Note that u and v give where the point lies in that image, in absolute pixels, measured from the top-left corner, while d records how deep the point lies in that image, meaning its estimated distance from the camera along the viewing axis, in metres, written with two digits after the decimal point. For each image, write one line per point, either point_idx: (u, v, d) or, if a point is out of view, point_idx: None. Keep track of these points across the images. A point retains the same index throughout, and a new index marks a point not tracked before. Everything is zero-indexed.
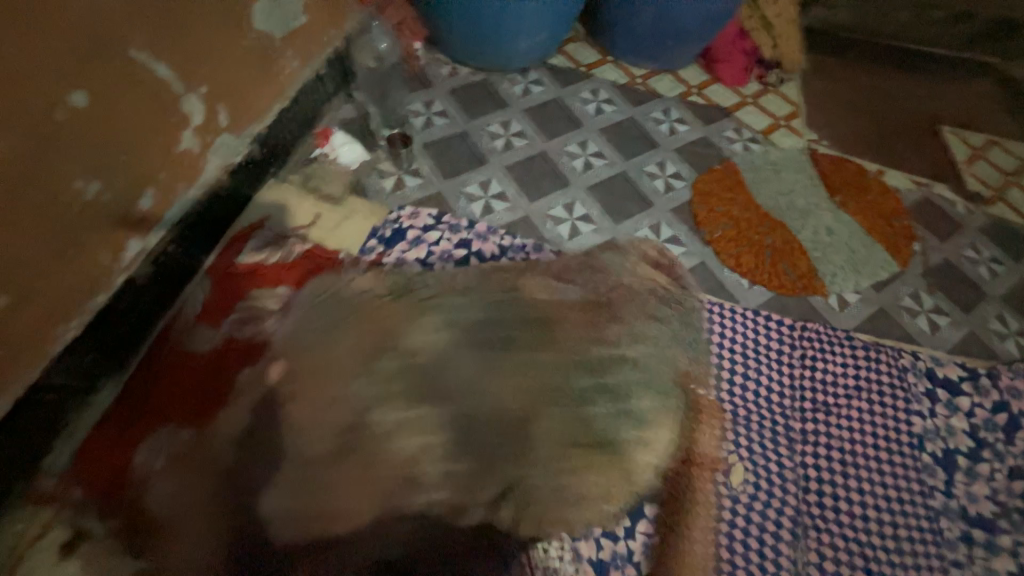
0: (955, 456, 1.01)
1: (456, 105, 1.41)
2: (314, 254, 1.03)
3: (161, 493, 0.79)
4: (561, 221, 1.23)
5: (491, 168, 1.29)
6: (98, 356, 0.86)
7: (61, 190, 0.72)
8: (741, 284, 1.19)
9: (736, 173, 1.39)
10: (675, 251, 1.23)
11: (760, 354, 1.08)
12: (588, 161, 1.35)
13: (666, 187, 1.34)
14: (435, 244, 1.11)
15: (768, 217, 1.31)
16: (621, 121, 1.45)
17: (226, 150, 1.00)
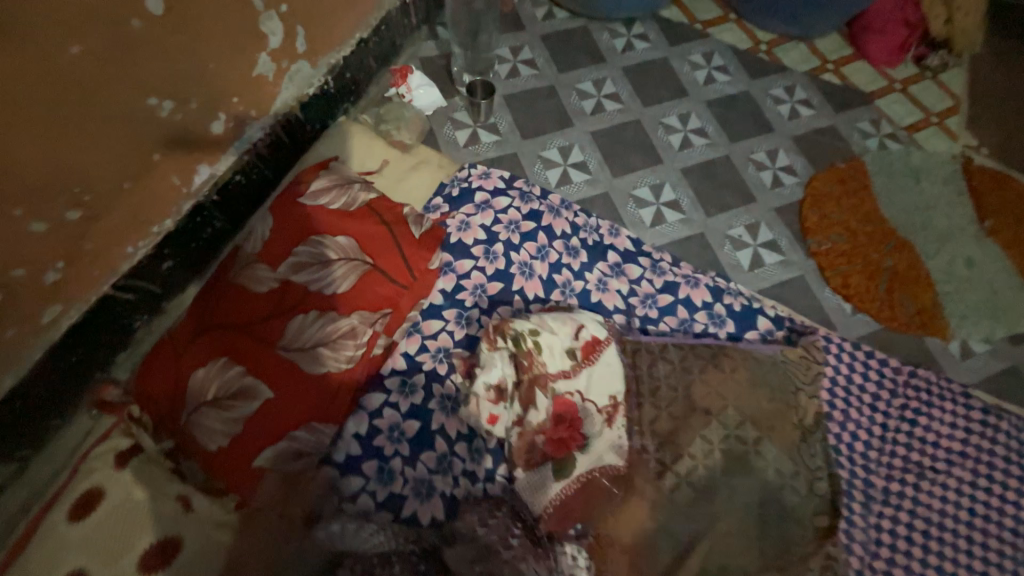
0: None
1: (548, 54, 1.25)
2: (379, 205, 0.93)
3: (202, 437, 0.74)
4: (645, 204, 1.09)
5: (575, 132, 1.16)
6: (164, 278, 0.87)
7: (137, 107, 0.68)
8: (843, 309, 1.03)
9: (863, 176, 1.17)
10: (771, 258, 1.07)
11: (857, 394, 0.92)
12: (686, 138, 1.18)
13: (774, 182, 1.15)
14: (503, 211, 1.02)
15: (894, 234, 1.10)
16: (734, 95, 1.24)
17: (300, 79, 0.94)
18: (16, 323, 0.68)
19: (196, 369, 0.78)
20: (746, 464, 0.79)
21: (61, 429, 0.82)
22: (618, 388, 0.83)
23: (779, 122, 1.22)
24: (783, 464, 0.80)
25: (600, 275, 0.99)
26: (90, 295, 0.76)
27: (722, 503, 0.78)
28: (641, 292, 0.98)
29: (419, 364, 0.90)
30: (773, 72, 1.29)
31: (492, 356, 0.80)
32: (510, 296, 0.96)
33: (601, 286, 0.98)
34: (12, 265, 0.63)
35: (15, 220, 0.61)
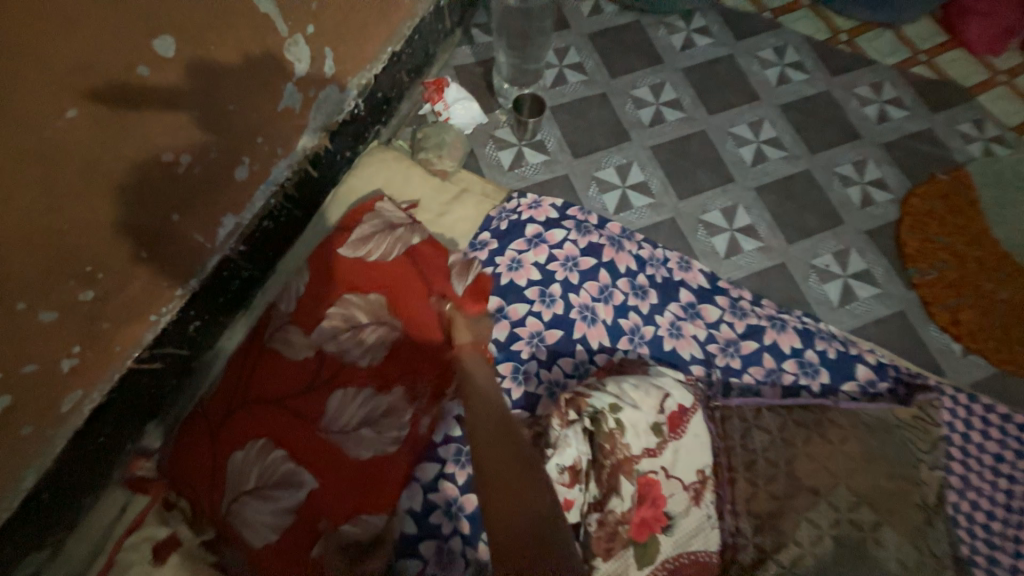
0: None
1: (598, 56, 1.10)
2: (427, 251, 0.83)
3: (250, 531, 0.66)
4: (717, 231, 0.96)
5: (633, 148, 1.02)
6: (191, 339, 0.78)
7: (148, 164, 0.58)
8: (951, 351, 0.89)
9: (968, 189, 1.01)
10: (865, 291, 0.93)
11: (976, 457, 0.80)
12: (760, 151, 1.03)
13: (864, 199, 1.00)
14: (558, 246, 0.91)
15: (1008, 259, 0.95)
16: (812, 96, 1.09)
17: (329, 105, 0.82)
18: (31, 420, 0.60)
19: (233, 451, 0.69)
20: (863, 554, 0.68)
21: (93, 506, 0.75)
22: (705, 461, 0.74)
23: (867, 127, 1.06)
24: (904, 552, 0.69)
25: (673, 318, 0.87)
26: (111, 374, 0.67)
27: None
28: (720, 338, 0.86)
29: None
30: (856, 66, 1.12)
31: (564, 434, 0.69)
32: (571, 347, 0.85)
33: (674, 331, 0.86)
34: (20, 362, 0.55)
35: (20, 313, 0.52)
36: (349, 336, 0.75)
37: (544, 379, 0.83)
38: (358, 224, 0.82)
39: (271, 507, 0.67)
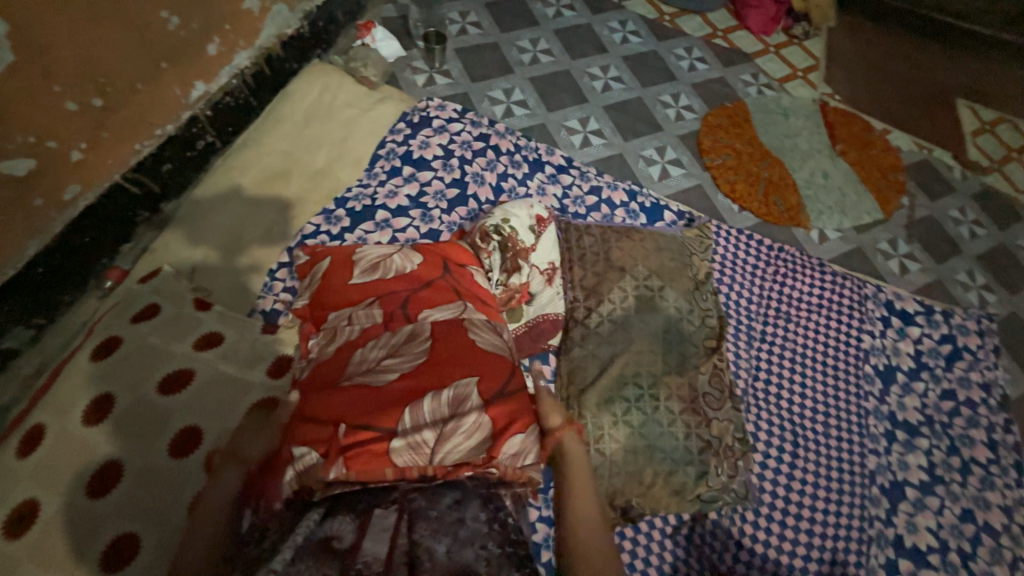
0: (896, 372, 1.14)
1: (491, 18, 1.49)
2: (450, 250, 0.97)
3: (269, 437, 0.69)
4: (575, 132, 1.33)
5: (516, 78, 1.39)
6: (162, 181, 1.00)
7: (150, 17, 0.84)
8: (731, 209, 1.30)
9: (745, 113, 1.47)
10: (676, 172, 1.33)
11: (739, 266, 1.17)
12: (607, 84, 1.44)
13: (677, 117, 1.42)
14: (456, 134, 1.23)
15: (769, 154, 1.40)
16: (644, 53, 1.53)
17: (280, 20, 1.12)
18: (44, 192, 0.80)
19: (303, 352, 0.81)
20: (653, 305, 1.01)
21: (76, 303, 0.93)
22: (555, 257, 1.06)
23: (680, 74, 1.51)
24: (680, 303, 1.03)
25: (539, 183, 1.21)
26: (103, 181, 0.89)
27: (642, 331, 0.98)
28: (573, 195, 1.21)
29: None
30: (674, 36, 1.59)
31: (488, 260, 0.99)
32: (466, 199, 1.16)
33: (540, 191, 1.20)
34: (47, 136, 0.77)
35: (53, 94, 0.75)
36: (380, 270, 0.89)
37: (444, 219, 1.13)
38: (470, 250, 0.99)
39: (357, 266, 0.90)
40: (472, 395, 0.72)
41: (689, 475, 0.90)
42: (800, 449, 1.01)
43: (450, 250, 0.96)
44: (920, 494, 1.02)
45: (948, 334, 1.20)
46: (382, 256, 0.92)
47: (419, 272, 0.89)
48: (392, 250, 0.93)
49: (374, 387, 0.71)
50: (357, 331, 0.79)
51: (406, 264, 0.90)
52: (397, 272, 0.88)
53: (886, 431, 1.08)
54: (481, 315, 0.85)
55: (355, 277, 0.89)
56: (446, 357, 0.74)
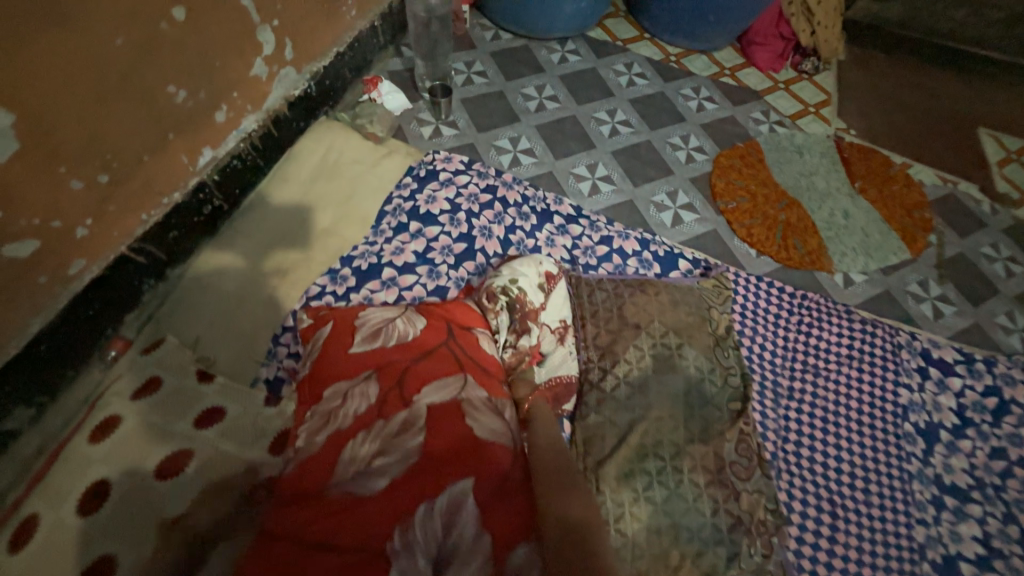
0: (938, 430, 1.06)
1: (497, 67, 1.50)
2: (452, 311, 0.93)
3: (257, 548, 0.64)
4: (583, 179, 1.31)
5: (522, 126, 1.39)
6: (170, 248, 1.00)
7: (158, 93, 0.85)
8: (748, 254, 1.25)
9: (758, 152, 1.44)
10: (689, 217, 1.29)
11: (761, 317, 1.12)
12: (614, 128, 1.42)
13: (688, 159, 1.40)
14: (463, 186, 1.22)
15: (785, 195, 1.36)
16: (651, 95, 1.52)
17: (288, 83, 1.13)
18: (49, 270, 0.80)
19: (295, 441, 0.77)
20: (672, 364, 0.96)
21: (78, 376, 0.91)
22: (566, 315, 1.03)
23: (689, 114, 1.49)
24: (701, 362, 0.97)
25: (548, 234, 1.18)
26: (109, 253, 0.89)
27: (662, 394, 0.93)
28: (583, 245, 1.17)
29: None
30: (681, 77, 1.58)
31: (496, 322, 0.94)
32: (473, 254, 1.13)
33: (549, 243, 1.17)
34: (52, 216, 0.77)
35: (59, 175, 0.75)
36: (380, 338, 0.85)
37: (451, 275, 1.10)
38: (474, 311, 0.94)
39: (358, 333, 0.86)
40: (467, 502, 0.66)
41: (720, 557, 0.82)
42: (839, 520, 0.93)
43: (455, 311, 0.93)
44: (977, 570, 0.93)
45: (993, 385, 1.12)
46: (384, 321, 0.88)
47: (420, 341, 0.85)
48: (394, 315, 0.90)
49: (363, 498, 0.65)
50: (349, 416, 0.75)
51: (407, 331, 0.86)
52: (398, 340, 0.85)
53: (933, 497, 0.99)
54: (482, 391, 0.79)
55: (354, 346, 0.85)
56: (443, 447, 0.70)
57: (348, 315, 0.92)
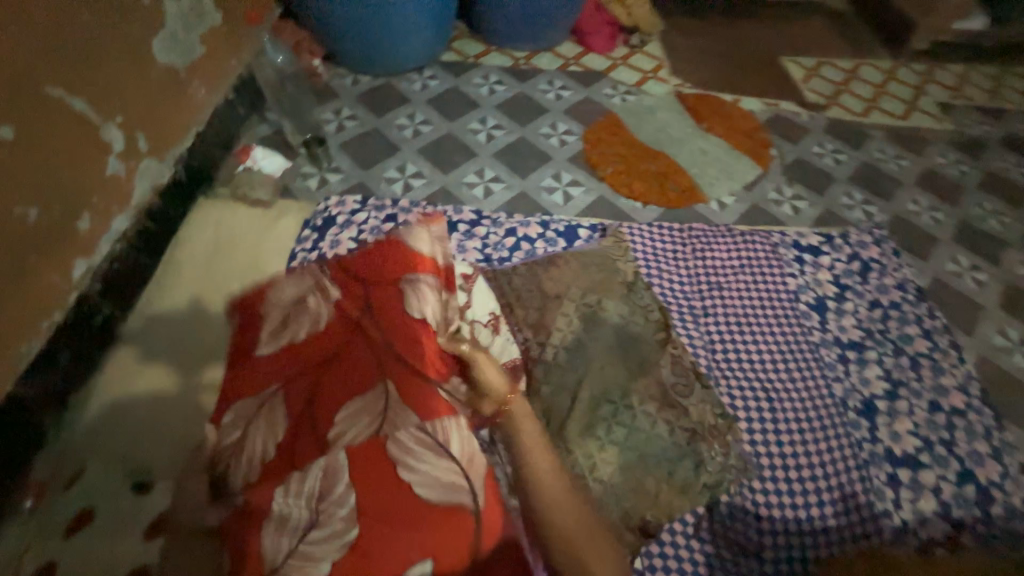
0: (826, 301, 1.24)
1: (365, 108, 1.56)
2: (367, 280, 0.78)
3: None
4: (475, 185, 1.40)
5: (405, 154, 1.45)
6: (66, 373, 0.94)
7: (4, 218, 0.80)
8: (636, 208, 1.40)
9: (618, 121, 1.61)
10: (577, 191, 1.42)
11: (661, 257, 1.25)
12: (489, 134, 1.53)
13: (561, 143, 1.54)
14: (363, 223, 1.25)
15: (651, 150, 1.53)
16: (512, 97, 1.65)
17: (152, 174, 1.10)
18: None
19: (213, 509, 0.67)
20: (598, 319, 1.05)
21: None
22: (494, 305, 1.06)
23: (550, 105, 1.65)
24: (621, 309, 1.08)
25: (458, 242, 1.24)
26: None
27: (598, 346, 1.01)
28: (491, 242, 1.25)
29: None
30: (534, 75, 1.73)
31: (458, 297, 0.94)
32: None
33: (461, 249, 1.23)
34: None
35: None
36: (289, 329, 0.75)
37: None
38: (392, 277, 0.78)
39: (267, 325, 0.76)
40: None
41: (688, 468, 0.91)
42: (775, 402, 1.06)
43: (370, 265, 0.79)
44: (888, 403, 1.10)
45: (852, 252, 1.34)
46: (293, 304, 0.77)
47: (331, 324, 0.74)
48: (305, 289, 0.78)
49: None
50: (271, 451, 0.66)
51: (317, 318, 0.75)
52: (307, 330, 0.74)
53: (838, 356, 1.16)
54: (449, 418, 0.68)
55: (266, 345, 0.75)
56: (398, 509, 0.60)
57: (250, 315, 0.79)
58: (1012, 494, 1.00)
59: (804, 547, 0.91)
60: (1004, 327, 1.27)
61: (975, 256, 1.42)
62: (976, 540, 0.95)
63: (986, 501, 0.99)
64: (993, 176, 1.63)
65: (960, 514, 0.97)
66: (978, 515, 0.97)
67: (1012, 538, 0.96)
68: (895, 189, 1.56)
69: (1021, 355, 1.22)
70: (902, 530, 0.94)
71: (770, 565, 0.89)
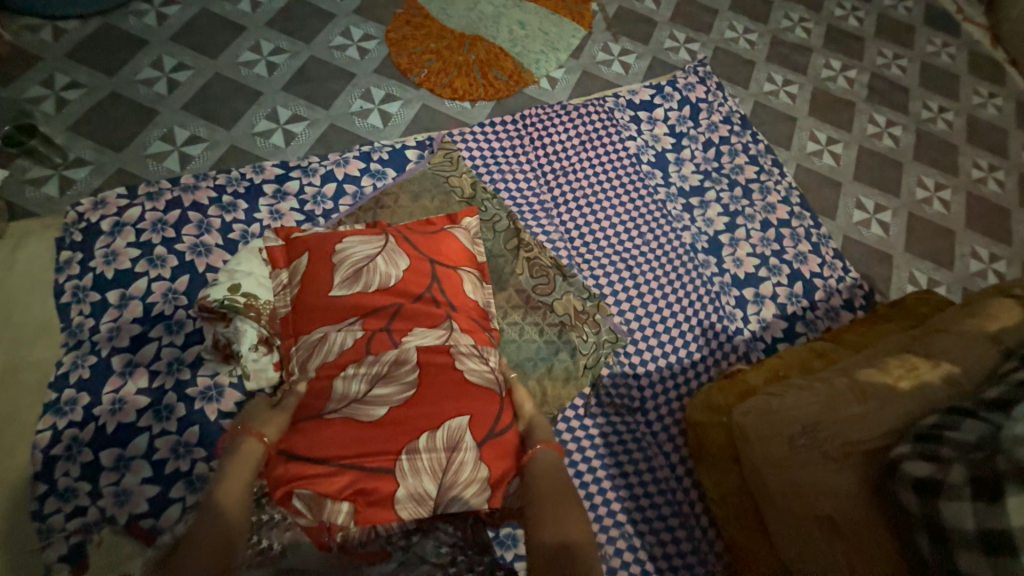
0: (666, 154, 1.26)
1: (87, 67, 1.18)
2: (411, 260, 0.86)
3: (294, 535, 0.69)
4: (271, 133, 1.17)
5: (167, 116, 1.15)
6: None
7: None
8: (464, 108, 1.26)
9: (420, 9, 1.38)
10: (394, 107, 1.24)
11: (499, 157, 1.17)
12: (269, 62, 1.25)
13: (361, 53, 1.30)
14: (140, 221, 1.00)
15: (465, 35, 1.35)
16: (285, 6, 1.33)
17: None
18: None
19: (330, 393, 0.73)
20: None
21: None
22: None
23: (335, 8, 1.35)
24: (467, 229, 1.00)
25: (268, 207, 1.05)
26: None
27: None
28: (310, 197, 1.07)
29: (161, 388, 0.89)
30: None
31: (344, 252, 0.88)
32: (203, 279, 0.97)
33: (275, 215, 1.05)
34: None
35: None
36: (345, 280, 0.81)
37: (192, 314, 0.94)
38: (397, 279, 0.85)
39: (338, 271, 0.82)
40: (465, 435, 0.72)
41: (564, 360, 0.94)
42: (634, 269, 1.10)
43: (445, 245, 0.90)
44: (730, 234, 1.18)
45: (682, 97, 1.34)
46: (364, 260, 0.83)
47: (403, 286, 0.82)
48: (375, 250, 0.85)
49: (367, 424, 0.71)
50: (359, 389, 0.73)
51: (393, 270, 0.83)
52: (382, 282, 0.81)
53: (684, 205, 1.20)
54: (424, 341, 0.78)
55: (334, 288, 0.81)
56: (438, 390, 0.74)
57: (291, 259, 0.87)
58: (830, 277, 1.16)
59: (677, 386, 1.00)
60: (814, 133, 1.39)
61: (788, 71, 1.48)
62: (807, 326, 1.10)
63: (812, 291, 1.13)
64: None
65: (793, 309, 1.11)
66: (807, 304, 1.12)
67: (832, 313, 1.12)
68: (713, 20, 1.54)
69: (828, 155, 1.36)
70: (751, 339, 1.07)
71: (652, 413, 0.98)
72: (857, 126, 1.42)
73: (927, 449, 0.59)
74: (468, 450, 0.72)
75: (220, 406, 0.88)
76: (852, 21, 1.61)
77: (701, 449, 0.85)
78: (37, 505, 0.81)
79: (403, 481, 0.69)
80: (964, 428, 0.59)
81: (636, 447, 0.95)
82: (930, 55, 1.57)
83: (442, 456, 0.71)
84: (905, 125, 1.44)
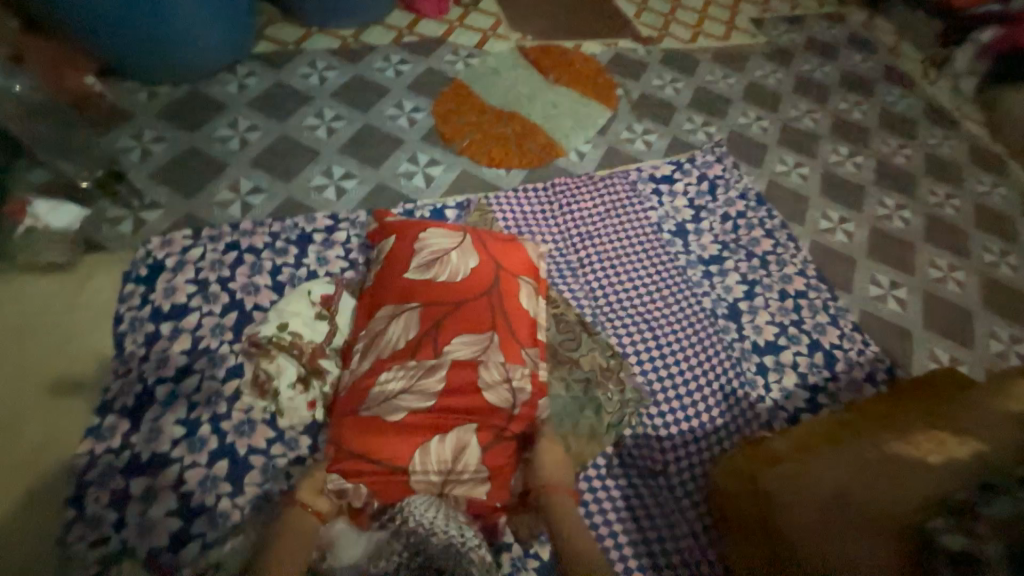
0: (685, 224, 1.34)
1: (173, 125, 1.34)
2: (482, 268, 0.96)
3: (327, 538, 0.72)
4: (325, 187, 1.29)
5: (235, 169, 1.28)
6: None
7: None
8: (500, 174, 1.38)
9: (464, 89, 1.55)
10: (436, 170, 1.36)
11: (530, 219, 1.27)
12: (330, 127, 1.40)
13: (410, 122, 1.45)
14: (200, 260, 1.09)
15: (503, 112, 1.51)
16: (347, 81, 1.51)
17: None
18: None
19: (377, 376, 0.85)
20: None
21: None
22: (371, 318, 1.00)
23: (390, 84, 1.53)
24: None
25: (317, 254, 1.14)
26: None
27: None
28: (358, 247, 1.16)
29: (197, 419, 0.92)
30: (367, 54, 1.59)
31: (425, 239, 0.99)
32: (250, 316, 1.04)
33: (322, 261, 1.13)
34: None
35: None
36: (433, 263, 0.96)
37: (236, 350, 0.99)
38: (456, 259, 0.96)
39: (417, 257, 0.97)
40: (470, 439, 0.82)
41: (590, 416, 0.96)
42: (656, 331, 1.13)
43: (512, 257, 1.02)
44: (749, 301, 1.23)
45: (699, 173, 1.45)
46: (439, 253, 0.97)
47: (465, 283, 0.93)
48: (450, 246, 0.98)
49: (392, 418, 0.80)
50: (396, 387, 0.83)
51: (462, 266, 0.95)
52: (449, 275, 0.94)
53: (703, 272, 1.26)
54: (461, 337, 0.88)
55: (410, 271, 0.96)
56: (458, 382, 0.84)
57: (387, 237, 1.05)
58: (850, 349, 1.18)
59: (700, 450, 1.00)
60: (826, 211, 1.47)
61: (798, 155, 1.60)
62: (830, 397, 1.10)
63: (832, 362, 1.15)
64: (801, 80, 1.83)
65: (814, 379, 1.12)
66: (828, 375, 1.13)
67: (855, 386, 1.13)
68: (727, 107, 1.69)
69: (841, 232, 1.43)
70: (774, 407, 1.07)
71: (676, 477, 0.97)
72: (867, 207, 1.51)
73: (964, 524, 0.60)
74: (472, 454, 0.81)
75: (252, 441, 0.91)
76: (856, 114, 1.75)
77: (727, 516, 0.84)
78: (63, 531, 0.82)
79: (413, 462, 0.79)
80: (994, 504, 0.60)
81: (660, 514, 0.93)
82: (932, 147, 1.69)
83: (447, 454, 0.80)
84: (914, 208, 1.52)
